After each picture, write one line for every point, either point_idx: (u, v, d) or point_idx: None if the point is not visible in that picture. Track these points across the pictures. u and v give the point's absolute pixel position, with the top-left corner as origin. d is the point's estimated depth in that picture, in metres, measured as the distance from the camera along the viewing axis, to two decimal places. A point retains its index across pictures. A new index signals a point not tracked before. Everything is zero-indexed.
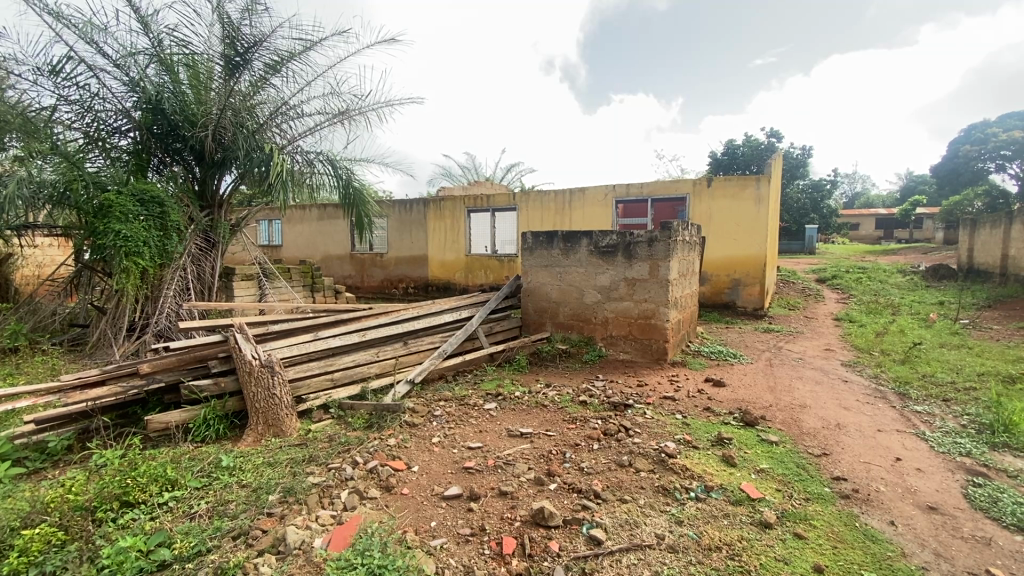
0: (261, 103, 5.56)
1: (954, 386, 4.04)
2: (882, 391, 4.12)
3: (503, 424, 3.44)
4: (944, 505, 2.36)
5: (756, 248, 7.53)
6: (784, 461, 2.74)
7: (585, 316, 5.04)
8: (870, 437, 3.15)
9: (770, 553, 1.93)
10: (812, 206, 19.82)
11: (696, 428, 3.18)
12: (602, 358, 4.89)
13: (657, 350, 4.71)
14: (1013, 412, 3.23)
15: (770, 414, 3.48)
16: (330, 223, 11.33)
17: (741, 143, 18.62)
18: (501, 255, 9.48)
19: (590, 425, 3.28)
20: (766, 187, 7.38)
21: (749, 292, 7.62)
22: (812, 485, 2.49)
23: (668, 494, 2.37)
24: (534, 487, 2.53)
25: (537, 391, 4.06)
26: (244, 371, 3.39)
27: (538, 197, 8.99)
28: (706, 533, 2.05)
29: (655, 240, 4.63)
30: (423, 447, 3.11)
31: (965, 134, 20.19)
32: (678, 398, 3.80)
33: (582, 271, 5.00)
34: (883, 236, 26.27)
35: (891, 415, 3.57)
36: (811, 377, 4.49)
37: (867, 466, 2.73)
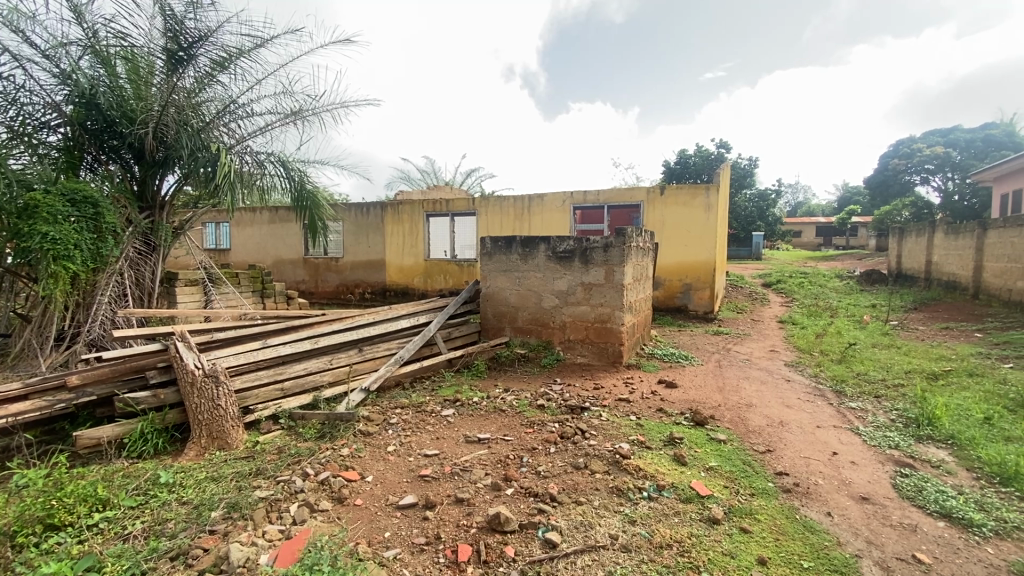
0: (207, 102, 5.32)
1: (884, 383, 4.32)
2: (821, 389, 4.36)
3: (460, 430, 3.40)
4: (875, 495, 2.52)
5: (706, 254, 7.81)
6: (731, 459, 2.84)
7: (543, 320, 5.08)
8: (809, 433, 3.32)
9: (717, 548, 2.00)
10: (758, 214, 20.87)
11: (649, 429, 3.26)
12: (559, 362, 4.94)
13: (613, 353, 4.80)
14: (936, 407, 3.49)
15: (719, 414, 3.61)
16: (282, 226, 10.96)
17: (693, 154, 19.38)
18: (460, 260, 9.43)
19: (547, 428, 3.30)
20: (714, 196, 7.71)
21: (700, 296, 7.90)
22: (757, 481, 2.59)
23: (621, 494, 2.41)
24: (489, 493, 2.51)
25: (495, 396, 4.05)
26: (186, 382, 3.23)
27: (497, 203, 9.02)
28: (657, 531, 2.10)
29: (610, 246, 4.72)
30: (377, 457, 3.03)
31: (893, 148, 21.77)
32: (633, 400, 3.88)
33: (540, 276, 5.04)
34: (822, 244, 28.01)
35: (829, 412, 3.77)
36: (757, 377, 4.70)
37: (806, 461, 2.87)
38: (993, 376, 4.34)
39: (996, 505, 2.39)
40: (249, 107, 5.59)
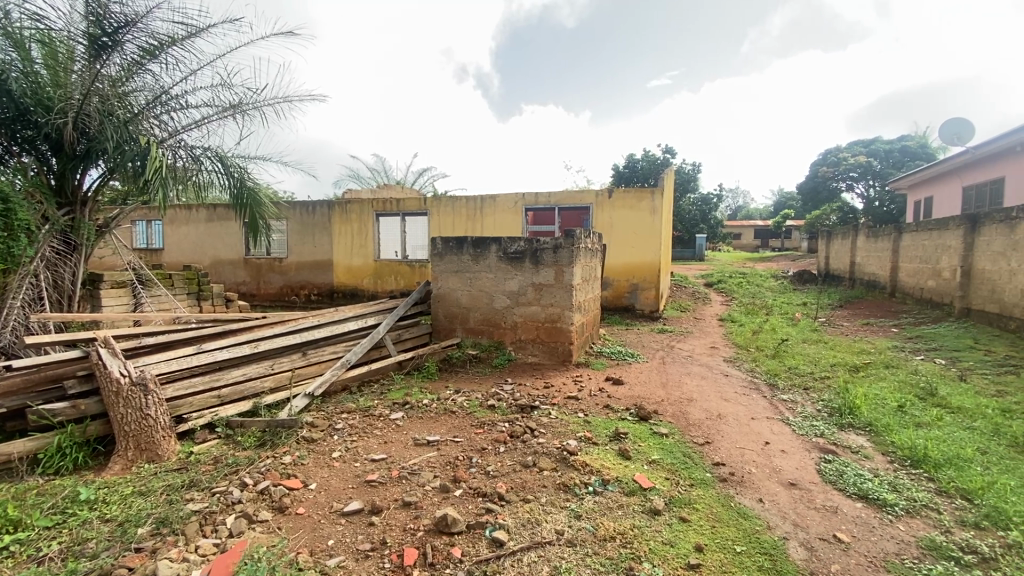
0: (136, 92, 4.99)
1: (812, 376, 4.62)
2: (756, 383, 4.61)
3: (409, 433, 3.36)
4: (802, 480, 2.69)
5: (652, 256, 8.08)
6: (673, 451, 2.96)
7: (494, 320, 5.09)
8: (744, 424, 3.50)
9: (658, 538, 2.07)
10: (701, 217, 21.85)
11: (596, 426, 3.33)
12: (511, 362, 4.96)
13: (563, 352, 4.89)
14: (855, 397, 3.78)
15: (662, 409, 3.75)
16: (220, 224, 10.42)
17: (641, 158, 20.01)
18: (412, 261, 9.31)
19: (497, 428, 3.31)
20: (659, 200, 8.00)
21: (647, 296, 8.16)
22: (696, 472, 2.71)
23: (569, 490, 2.46)
24: (438, 495, 2.49)
25: (445, 398, 4.01)
26: (110, 392, 3.02)
27: (448, 203, 8.95)
28: (602, 525, 2.15)
29: (560, 247, 4.79)
30: (321, 464, 2.94)
31: (822, 156, 23.33)
32: (581, 398, 3.96)
33: (491, 277, 5.05)
34: (760, 246, 29.65)
35: (762, 405, 4.00)
36: (698, 373, 4.91)
37: (742, 451, 3.03)
38: (906, 367, 4.73)
39: (906, 485, 2.61)
40: (182, 99, 5.28)
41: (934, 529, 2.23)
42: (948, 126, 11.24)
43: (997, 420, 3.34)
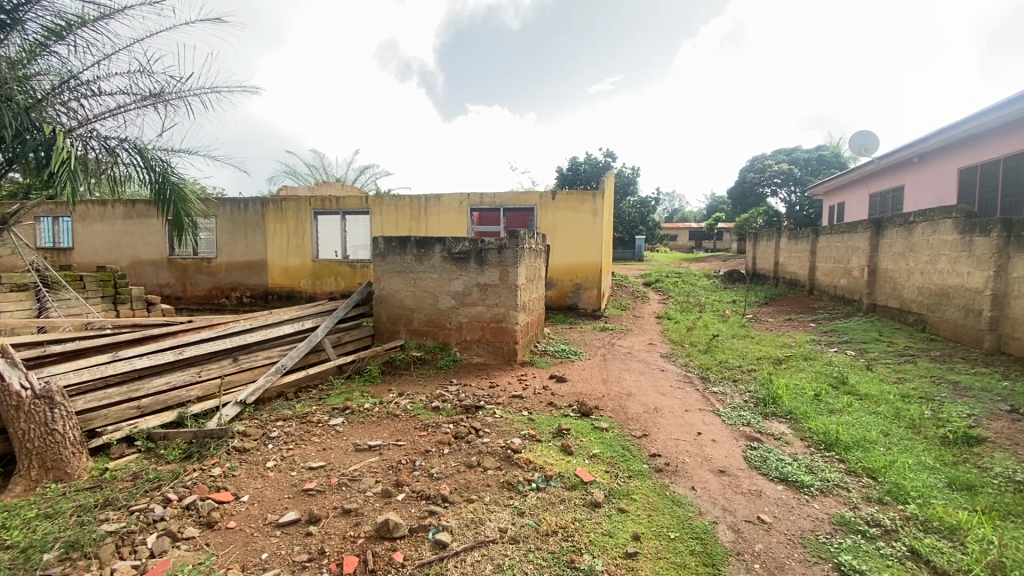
0: (39, 75, 4.53)
1: (740, 369, 4.92)
2: (690, 377, 4.86)
3: (349, 439, 3.26)
4: (731, 467, 2.86)
5: (594, 256, 8.30)
6: (613, 445, 3.06)
7: (438, 321, 5.05)
8: (679, 416, 3.68)
9: (598, 530, 2.14)
10: (640, 219, 22.73)
11: (540, 423, 3.38)
12: (456, 362, 4.93)
13: (508, 352, 4.92)
14: (778, 388, 4.07)
15: (603, 404, 3.87)
16: (140, 222, 9.66)
17: (583, 161, 20.50)
18: (353, 261, 9.04)
19: (442, 430, 3.28)
20: (601, 202, 8.23)
21: (590, 295, 8.37)
22: (634, 463, 2.82)
23: (512, 488, 2.48)
24: (379, 500, 2.44)
25: (388, 402, 3.93)
26: (8, 407, 2.73)
27: (391, 202, 8.77)
28: (544, 520, 2.19)
29: (504, 248, 4.82)
30: (254, 475, 2.80)
31: (749, 163, 24.89)
32: (526, 396, 4.00)
33: (436, 277, 5.00)
34: (695, 247, 31.24)
35: (696, 397, 4.21)
36: (636, 368, 5.11)
37: (676, 441, 3.18)
38: (822, 359, 5.14)
39: (820, 467, 2.84)
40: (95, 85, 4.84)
41: (844, 505, 2.44)
42: (856, 137, 12.30)
43: (897, 404, 3.71)
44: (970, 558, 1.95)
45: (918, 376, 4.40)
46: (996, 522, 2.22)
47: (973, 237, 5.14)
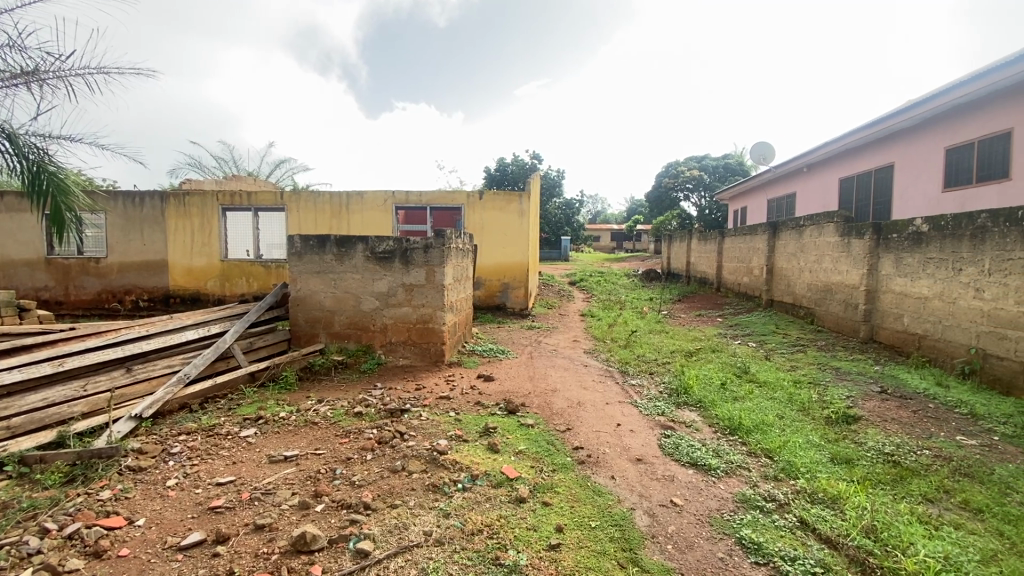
0: None
1: (656, 362, 5.22)
2: (611, 371, 5.09)
3: (263, 450, 3.07)
4: (647, 455, 3.02)
5: (520, 256, 8.41)
6: (538, 440, 3.12)
7: (361, 323, 4.88)
8: (601, 409, 3.84)
9: (523, 525, 2.17)
10: (565, 220, 23.40)
11: (466, 423, 3.37)
12: (380, 365, 4.79)
13: (435, 353, 4.86)
14: (689, 379, 4.36)
15: (529, 401, 3.94)
16: (10, 217, 8.46)
17: (510, 162, 20.73)
18: (266, 260, 8.49)
19: (364, 435, 3.17)
20: (527, 203, 8.37)
21: (517, 295, 8.47)
22: (558, 457, 2.90)
23: (437, 490, 2.45)
24: (296, 513, 2.31)
25: (306, 409, 3.74)
26: None
27: (310, 199, 8.35)
28: (470, 519, 2.19)
29: (430, 247, 4.76)
30: (152, 495, 2.55)
31: (664, 169, 26.44)
32: (452, 397, 3.97)
33: (358, 277, 4.83)
34: (616, 248, 32.70)
35: (616, 390, 4.40)
36: (561, 365, 5.25)
37: (598, 433, 3.31)
38: (727, 350, 5.57)
39: (726, 450, 3.08)
40: None
41: (745, 484, 2.67)
42: (755, 148, 13.48)
43: (790, 389, 4.11)
44: (848, 524, 2.21)
45: (807, 363, 4.91)
46: (869, 490, 2.53)
47: (850, 240, 5.81)
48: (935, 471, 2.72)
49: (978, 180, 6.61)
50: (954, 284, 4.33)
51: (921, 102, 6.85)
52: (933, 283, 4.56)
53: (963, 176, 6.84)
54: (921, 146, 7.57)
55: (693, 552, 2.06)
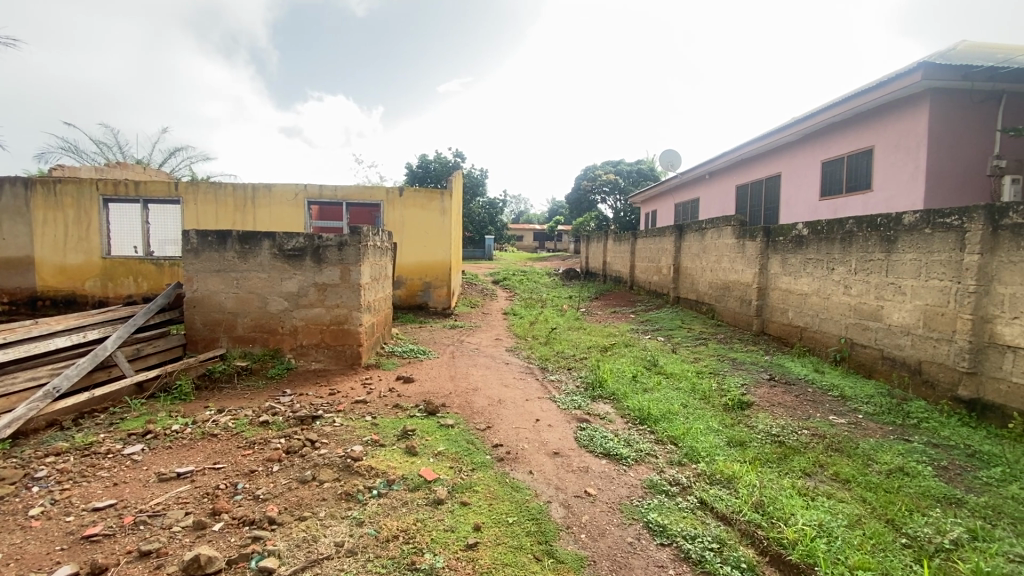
0: None
1: (574, 358, 5.39)
2: (531, 368, 5.18)
3: (151, 468, 2.77)
4: (563, 449, 3.10)
5: (441, 255, 8.30)
6: (457, 440, 3.10)
7: (268, 325, 4.57)
8: (520, 406, 3.89)
9: (440, 527, 2.14)
10: (489, 220, 23.53)
11: (383, 427, 3.27)
12: (290, 370, 4.51)
13: (350, 355, 4.65)
14: (605, 373, 4.55)
15: (450, 401, 3.90)
16: None
17: (433, 159, 20.46)
18: (157, 258, 7.68)
19: (271, 446, 2.97)
20: (448, 201, 8.29)
21: (438, 294, 8.35)
22: (477, 456, 2.89)
23: (350, 498, 2.35)
24: (189, 535, 2.11)
25: (203, 421, 3.43)
26: None
27: (209, 191, 7.68)
28: (384, 526, 2.12)
29: (345, 244, 4.56)
30: (10, 528, 2.20)
31: (583, 172, 27.42)
32: (369, 400, 3.84)
33: (264, 276, 4.52)
34: (538, 247, 33.41)
35: (535, 387, 4.48)
36: (482, 363, 5.26)
37: (517, 430, 3.36)
38: (639, 345, 5.89)
39: (636, 439, 3.25)
40: None
41: (653, 471, 2.83)
42: (664, 155, 14.40)
43: (694, 380, 4.43)
44: (741, 501, 2.42)
45: (709, 355, 5.32)
46: (758, 469, 2.79)
47: (744, 241, 6.38)
48: (812, 448, 3.05)
49: (847, 191, 7.52)
50: (828, 282, 4.89)
51: (804, 119, 7.67)
52: (811, 281, 5.13)
53: (835, 186, 7.75)
54: (803, 158, 8.47)
55: (604, 540, 2.15)
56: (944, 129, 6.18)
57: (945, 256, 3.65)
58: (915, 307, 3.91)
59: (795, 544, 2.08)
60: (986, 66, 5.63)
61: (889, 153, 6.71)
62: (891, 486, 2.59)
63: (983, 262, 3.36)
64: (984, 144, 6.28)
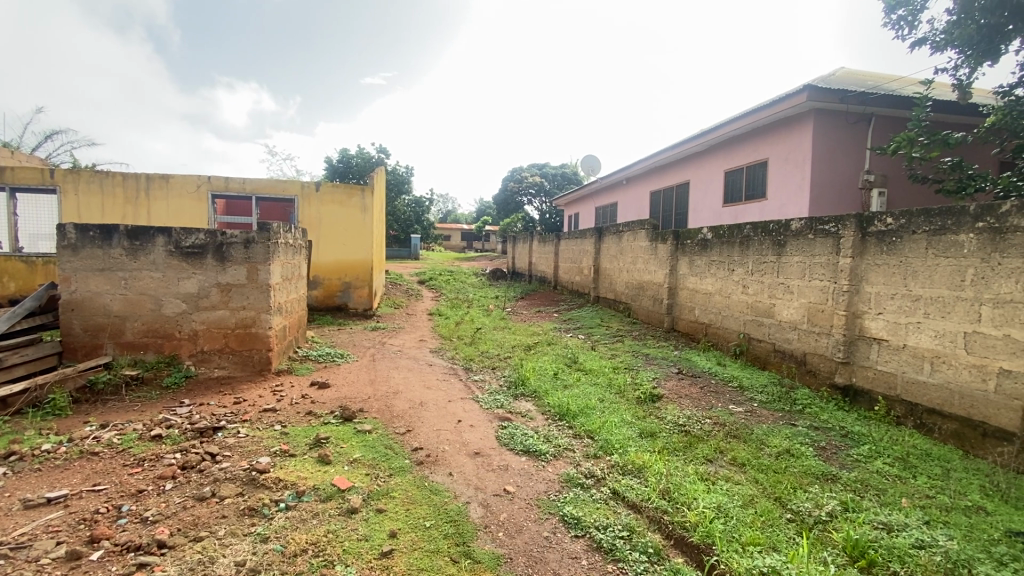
0: None
1: (498, 357, 5.43)
2: (455, 368, 5.15)
3: (14, 495, 2.42)
4: (484, 448, 3.11)
5: (362, 254, 8.01)
6: (374, 446, 3.01)
7: (163, 330, 4.17)
8: (442, 407, 3.86)
9: (353, 537, 2.07)
10: (415, 218, 23.12)
11: (294, 436, 3.10)
12: (189, 379, 4.14)
13: (259, 361, 4.36)
14: (527, 372, 4.62)
15: (368, 405, 3.78)
16: None
17: (354, 155, 19.71)
18: (28, 254, 6.75)
19: (164, 462, 2.71)
20: (369, 199, 8.02)
21: (359, 294, 8.05)
22: (395, 461, 2.83)
23: (254, 514, 2.20)
24: (60, 567, 1.87)
25: (82, 438, 3.05)
26: None
27: (94, 179, 6.89)
28: (292, 540, 2.01)
29: (252, 242, 4.26)
30: None
31: (510, 173, 27.73)
32: (279, 408, 3.62)
33: (158, 276, 4.12)
34: (465, 247, 33.29)
35: (458, 388, 4.47)
36: (404, 365, 5.15)
37: (438, 432, 3.32)
38: (561, 343, 6.05)
39: (555, 435, 3.34)
40: None
41: (570, 465, 2.92)
42: (586, 160, 14.92)
43: (611, 375, 4.63)
44: (649, 489, 2.56)
45: (625, 351, 5.58)
46: (666, 458, 2.97)
47: (657, 244, 6.77)
48: (714, 436, 3.30)
49: (746, 199, 8.19)
50: (729, 282, 5.31)
51: (709, 131, 8.26)
52: (714, 281, 5.55)
53: (736, 194, 8.41)
54: (709, 168, 9.12)
55: (521, 536, 2.19)
56: (825, 145, 6.91)
57: (825, 259, 4.09)
58: (800, 304, 4.35)
59: (696, 526, 2.24)
60: (858, 91, 6.37)
61: (781, 166, 7.40)
62: (779, 467, 2.86)
63: (854, 264, 3.81)
64: (857, 160, 7.10)
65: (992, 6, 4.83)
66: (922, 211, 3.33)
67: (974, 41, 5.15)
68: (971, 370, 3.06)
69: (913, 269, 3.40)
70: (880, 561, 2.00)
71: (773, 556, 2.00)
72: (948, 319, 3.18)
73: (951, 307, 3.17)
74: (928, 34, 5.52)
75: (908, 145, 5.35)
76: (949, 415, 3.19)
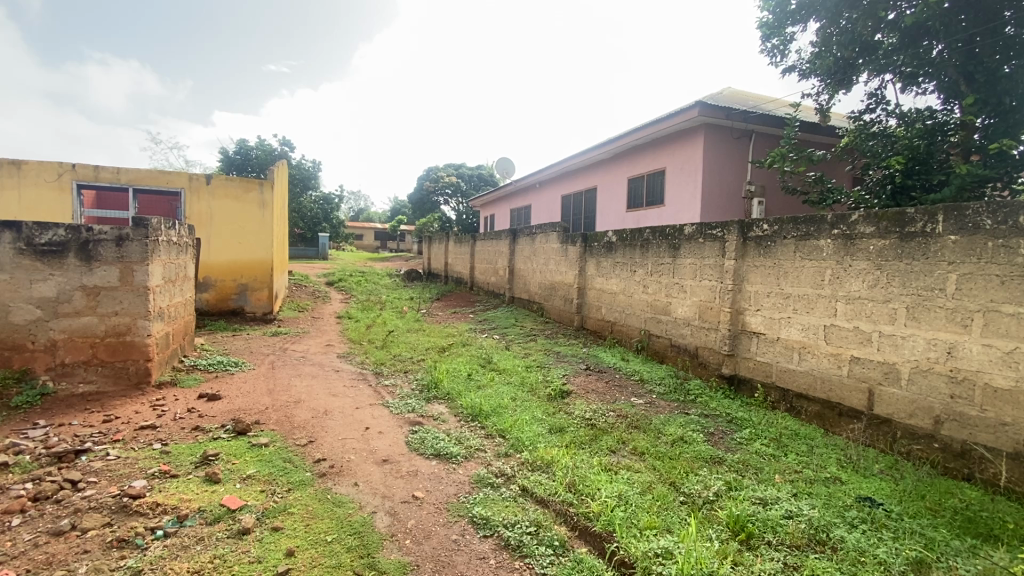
0: None
1: (411, 360, 5.32)
2: (364, 373, 4.96)
3: None
4: (392, 455, 3.03)
5: (260, 254, 7.45)
6: (272, 460, 2.81)
7: (10, 341, 3.59)
8: (349, 415, 3.70)
9: (244, 560, 1.92)
10: (323, 216, 21.98)
11: (177, 455, 2.81)
12: (46, 397, 3.59)
13: (135, 373, 3.89)
14: (440, 374, 4.58)
15: (266, 417, 3.53)
16: None
17: (254, 147, 18.33)
18: None
19: (10, 494, 2.33)
20: (269, 194, 7.48)
21: (258, 297, 7.47)
22: (295, 475, 2.66)
23: (124, 546, 1.96)
24: None
25: None
26: None
27: None
28: (170, 570, 1.82)
29: (125, 239, 3.80)
30: None
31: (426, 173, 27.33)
32: (160, 425, 3.26)
33: (4, 278, 3.55)
34: (379, 247, 32.23)
35: (368, 393, 4.31)
36: (308, 372, 4.86)
37: (343, 441, 3.18)
38: (475, 344, 6.06)
39: (466, 436, 3.33)
40: None
41: (480, 465, 2.93)
42: (501, 162, 15.13)
43: (524, 374, 4.73)
44: (556, 483, 2.64)
45: (537, 349, 5.72)
46: (572, 452, 3.08)
47: (567, 246, 7.02)
48: (617, 428, 3.48)
49: (648, 204, 8.73)
50: (631, 282, 5.64)
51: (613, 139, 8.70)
52: (619, 281, 5.86)
53: (639, 200, 8.94)
54: (614, 175, 9.61)
55: (429, 541, 2.16)
56: (714, 157, 7.57)
57: (713, 260, 4.48)
58: (693, 302, 4.73)
59: (599, 515, 2.35)
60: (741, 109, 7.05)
61: (678, 174, 7.99)
62: (673, 453, 3.09)
63: (737, 265, 4.22)
64: (741, 172, 7.85)
65: (845, 41, 5.58)
66: (791, 219, 3.76)
67: (832, 71, 5.92)
68: (830, 358, 3.50)
69: (784, 270, 3.84)
70: (756, 533, 2.23)
71: (667, 537, 2.15)
72: (812, 314, 3.63)
73: (814, 304, 3.61)
74: (797, 62, 6.25)
75: (781, 160, 6.01)
76: (813, 398, 3.63)
